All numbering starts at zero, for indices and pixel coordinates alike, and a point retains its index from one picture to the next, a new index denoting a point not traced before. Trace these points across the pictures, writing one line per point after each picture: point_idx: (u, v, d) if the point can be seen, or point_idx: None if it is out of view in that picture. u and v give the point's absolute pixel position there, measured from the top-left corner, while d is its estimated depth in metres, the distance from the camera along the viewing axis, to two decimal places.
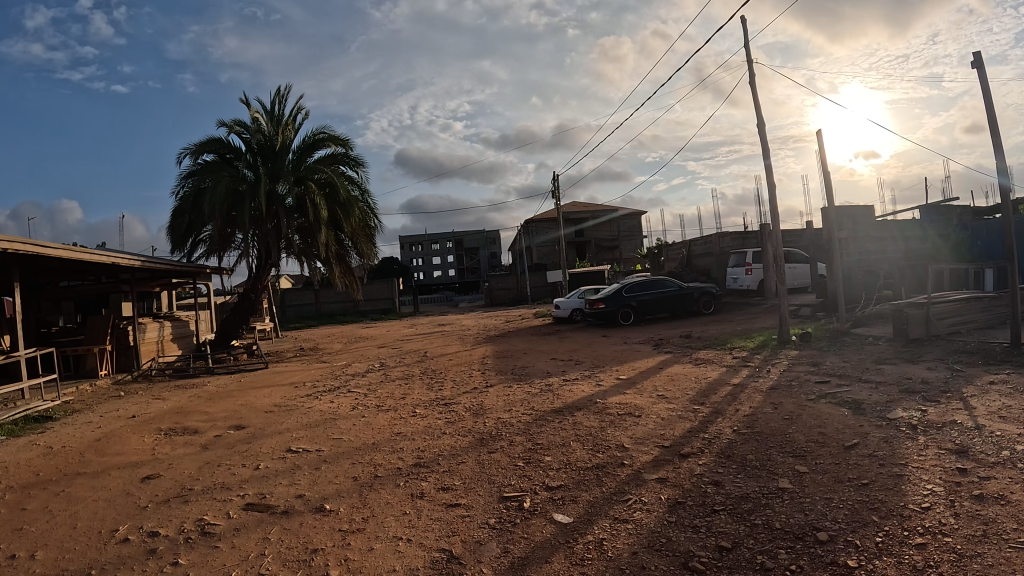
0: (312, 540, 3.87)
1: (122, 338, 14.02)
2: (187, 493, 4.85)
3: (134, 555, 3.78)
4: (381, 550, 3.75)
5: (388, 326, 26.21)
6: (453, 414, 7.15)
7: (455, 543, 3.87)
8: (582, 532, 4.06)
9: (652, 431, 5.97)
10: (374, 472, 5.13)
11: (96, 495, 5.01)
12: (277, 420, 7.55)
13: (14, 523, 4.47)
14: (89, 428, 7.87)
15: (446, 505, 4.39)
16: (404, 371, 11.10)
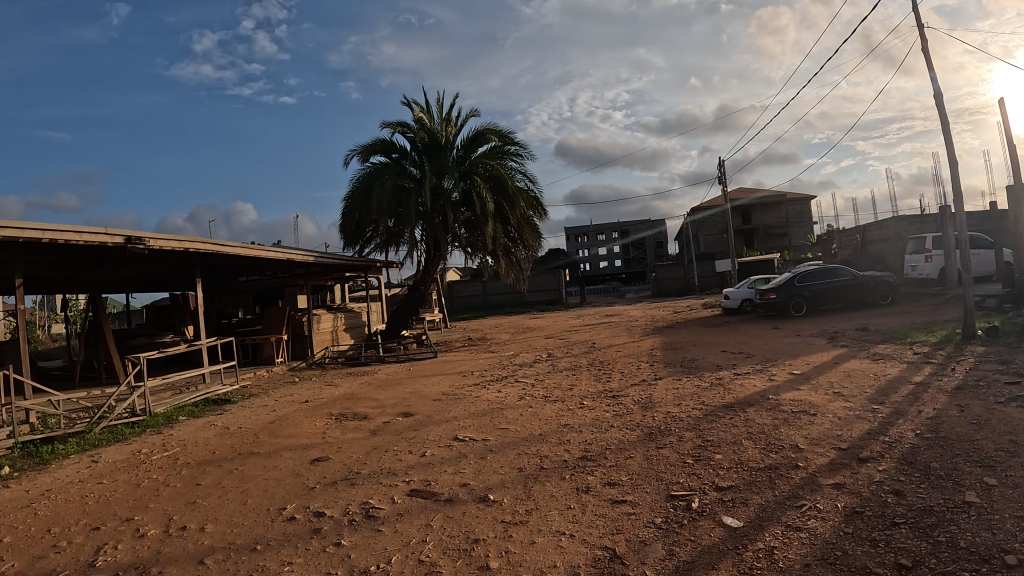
0: (475, 530, 3.75)
1: (299, 328, 14.75)
2: (354, 476, 4.89)
3: (300, 533, 3.79)
4: (544, 545, 3.58)
5: (554, 317, 26.06)
6: (622, 407, 6.94)
7: (619, 542, 3.65)
8: (753, 538, 3.74)
9: (828, 431, 5.51)
10: (541, 464, 4.98)
11: (267, 474, 5.14)
12: (445, 408, 7.58)
13: (191, 497, 4.70)
14: (267, 410, 8.31)
15: (611, 500, 4.19)
16: (572, 362, 10.97)
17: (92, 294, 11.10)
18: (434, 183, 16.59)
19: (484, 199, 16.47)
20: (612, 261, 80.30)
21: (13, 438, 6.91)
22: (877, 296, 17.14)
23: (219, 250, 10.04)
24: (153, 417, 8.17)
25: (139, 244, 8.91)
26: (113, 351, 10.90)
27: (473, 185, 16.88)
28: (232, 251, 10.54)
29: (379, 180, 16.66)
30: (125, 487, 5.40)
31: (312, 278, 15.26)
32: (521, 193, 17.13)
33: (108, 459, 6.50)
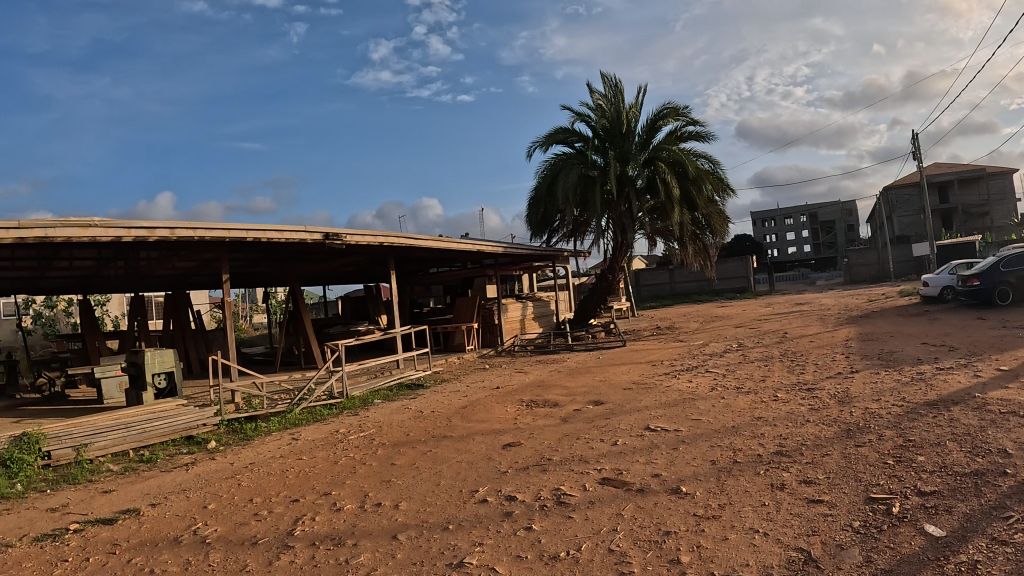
0: (666, 521, 4.02)
1: (489, 317, 15.58)
2: (545, 463, 5.72)
3: (492, 516, 4.54)
4: (736, 541, 3.68)
5: (746, 305, 25.30)
6: (817, 401, 6.77)
7: (814, 544, 3.58)
8: (956, 549, 3.42)
9: None
10: (733, 457, 5.28)
11: (460, 456, 6.51)
12: (635, 399, 7.98)
13: (388, 475, 6.14)
14: (459, 395, 9.27)
15: (807, 500, 4.19)
16: (764, 352, 10.73)
17: (294, 289, 11.08)
18: (618, 170, 16.57)
19: (670, 184, 16.26)
20: (802, 246, 76.99)
21: (223, 417, 8.37)
22: None
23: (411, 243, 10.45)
24: (348, 400, 9.49)
25: (337, 241, 9.54)
26: (315, 338, 11.02)
27: (658, 170, 16.73)
28: (430, 244, 10.99)
29: (563, 171, 16.90)
30: (323, 462, 7.02)
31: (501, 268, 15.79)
32: (707, 176, 16.81)
33: (305, 437, 8.00)
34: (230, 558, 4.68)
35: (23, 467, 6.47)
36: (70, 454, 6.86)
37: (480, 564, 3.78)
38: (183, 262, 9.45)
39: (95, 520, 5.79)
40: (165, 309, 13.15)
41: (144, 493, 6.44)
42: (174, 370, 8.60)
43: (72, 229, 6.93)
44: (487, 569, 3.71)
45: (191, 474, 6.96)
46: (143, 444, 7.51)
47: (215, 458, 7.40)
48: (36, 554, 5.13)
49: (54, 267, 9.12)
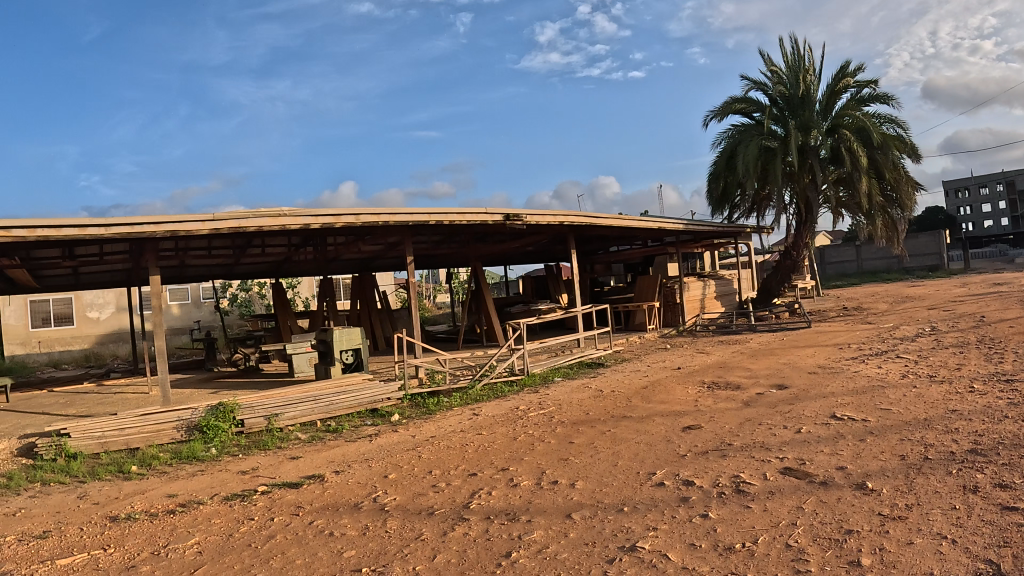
0: (849, 520, 4.26)
1: (670, 296, 15.66)
2: (724, 448, 5.95)
3: (669, 500, 5.16)
4: (922, 547, 3.77)
5: (946, 284, 23.27)
6: (1020, 394, 6.09)
7: (1005, 556, 3.51)
8: None
9: None
10: (925, 454, 5.05)
11: (637, 438, 6.66)
12: (822, 382, 7.60)
13: (566, 453, 6.62)
14: (640, 374, 9.22)
15: (1004, 508, 4.02)
16: (966, 336, 9.80)
17: (476, 268, 11.36)
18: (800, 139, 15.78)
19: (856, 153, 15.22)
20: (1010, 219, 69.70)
21: (406, 391, 8.73)
22: None
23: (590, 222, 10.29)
24: (529, 377, 9.59)
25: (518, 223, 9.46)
26: (496, 316, 11.05)
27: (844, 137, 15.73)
28: (608, 225, 10.89)
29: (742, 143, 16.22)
30: (503, 439, 7.35)
31: (682, 246, 15.47)
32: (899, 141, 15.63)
33: (486, 412, 8.27)
34: (408, 524, 5.40)
35: (218, 433, 7.13)
36: (261, 423, 7.46)
37: (651, 550, 4.37)
38: (370, 248, 10.04)
39: (283, 484, 6.36)
40: (354, 290, 14.02)
41: (328, 461, 6.96)
42: (361, 348, 8.92)
43: (262, 218, 7.49)
44: (658, 555, 4.29)
45: (374, 445, 7.47)
46: (331, 415, 8.00)
47: (396, 429, 7.88)
48: (225, 511, 5.66)
49: (250, 253, 9.95)
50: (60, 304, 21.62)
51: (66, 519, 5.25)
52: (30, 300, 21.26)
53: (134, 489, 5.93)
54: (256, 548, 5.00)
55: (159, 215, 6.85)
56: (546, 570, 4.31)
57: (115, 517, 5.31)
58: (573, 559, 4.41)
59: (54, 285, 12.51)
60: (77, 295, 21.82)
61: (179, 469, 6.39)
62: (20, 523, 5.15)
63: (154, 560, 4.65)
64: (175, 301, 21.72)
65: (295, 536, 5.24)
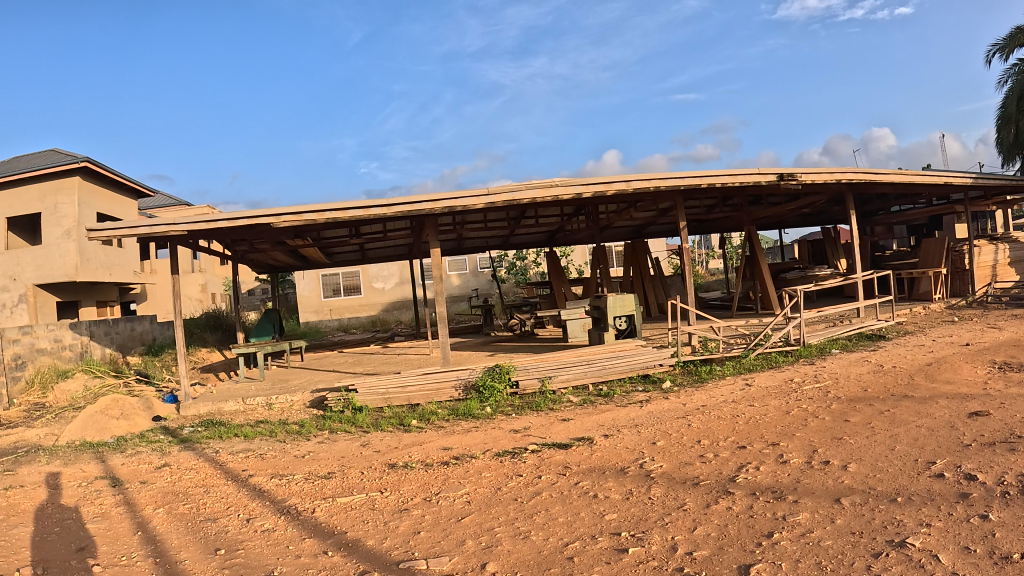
0: None
1: (958, 262, 13.77)
2: (1016, 440, 5.19)
3: (945, 494, 4.56)
4: None
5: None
6: None
7: None
8: None
9: None
10: None
11: (919, 421, 5.98)
12: None
13: (839, 432, 6.11)
14: (923, 350, 8.39)
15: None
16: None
17: (748, 232, 10.88)
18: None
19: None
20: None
21: (678, 358, 8.69)
22: None
23: (873, 180, 9.42)
24: (806, 348, 9.05)
25: (793, 184, 8.88)
26: (771, 282, 10.60)
27: None
28: (893, 184, 9.95)
29: None
30: (775, 412, 6.96)
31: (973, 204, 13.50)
32: None
33: (759, 383, 7.93)
34: (672, 493, 5.33)
35: (493, 392, 7.77)
36: (535, 385, 7.97)
37: (923, 549, 3.86)
38: (640, 215, 10.10)
39: (553, 444, 6.70)
40: (627, 257, 14.19)
41: (599, 424, 7.17)
42: (634, 314, 8.99)
43: (534, 190, 7.92)
44: (929, 555, 3.79)
45: (645, 411, 7.51)
46: (603, 378, 8.25)
47: (667, 397, 7.86)
48: (495, 466, 6.13)
49: (524, 223, 10.59)
50: (348, 278, 24.63)
51: (349, 464, 6.14)
52: (323, 274, 24.48)
53: (413, 440, 6.74)
54: (522, 503, 5.32)
55: (438, 193, 7.65)
56: (802, 559, 3.95)
57: (393, 464, 6.07)
58: (836, 549, 4.02)
59: (346, 260, 14.30)
60: (366, 269, 24.63)
61: (455, 425, 7.10)
62: (309, 464, 6.15)
63: (424, 505, 5.21)
64: (454, 272, 23.67)
65: (560, 494, 5.48)
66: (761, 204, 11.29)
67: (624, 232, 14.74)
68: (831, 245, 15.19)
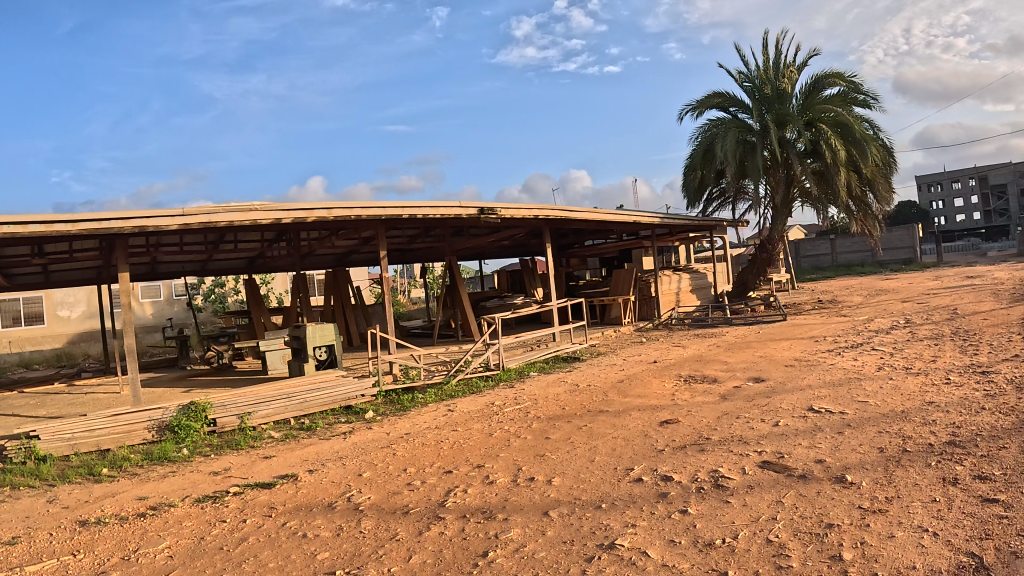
0: (830, 514, 4.38)
1: (645, 289, 15.86)
2: (703, 442, 6.06)
3: (647, 496, 5.13)
4: (903, 539, 3.90)
5: (911, 279, 24.73)
6: (996, 385, 6.69)
7: (989, 548, 3.64)
8: None
9: None
10: (903, 446, 5.32)
11: (614, 433, 6.69)
12: (797, 375, 8.12)
13: (542, 449, 6.56)
14: (616, 368, 9.45)
15: (983, 499, 4.23)
16: (934, 331, 10.60)
17: (449, 262, 11.27)
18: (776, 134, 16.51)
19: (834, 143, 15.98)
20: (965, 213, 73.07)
21: (380, 387, 8.71)
22: None
23: (566, 216, 10.37)
24: (504, 372, 9.65)
25: (492, 217, 9.43)
26: (470, 311, 11.10)
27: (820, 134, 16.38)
28: (584, 222, 11.07)
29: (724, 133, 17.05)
30: (477, 435, 7.27)
31: (660, 240, 15.70)
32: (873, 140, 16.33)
33: (461, 408, 8.23)
34: (383, 524, 5.25)
35: (190, 433, 7.09)
36: (234, 422, 7.42)
37: (631, 547, 4.32)
38: (345, 242, 10.01)
39: (256, 483, 6.25)
40: (328, 286, 13.84)
41: (302, 459, 6.85)
42: (336, 343, 8.88)
43: (233, 213, 7.41)
44: (638, 551, 4.24)
45: (348, 442, 7.36)
46: (303, 412, 7.96)
47: (371, 427, 7.79)
48: (197, 513, 5.54)
49: (223, 248, 9.93)
50: (30, 304, 20.89)
51: (35, 525, 5.16)
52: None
53: (105, 491, 5.86)
54: (229, 551, 4.84)
55: (128, 210, 6.81)
56: (520, 571, 4.18)
57: (84, 522, 5.21)
58: (551, 559, 4.32)
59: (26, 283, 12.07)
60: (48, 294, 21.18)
61: (150, 472, 6.32)
62: None
63: (125, 565, 4.56)
64: (147, 299, 21.23)
65: (268, 537, 5.10)
66: (462, 236, 11.86)
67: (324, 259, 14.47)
68: (528, 276, 16.41)
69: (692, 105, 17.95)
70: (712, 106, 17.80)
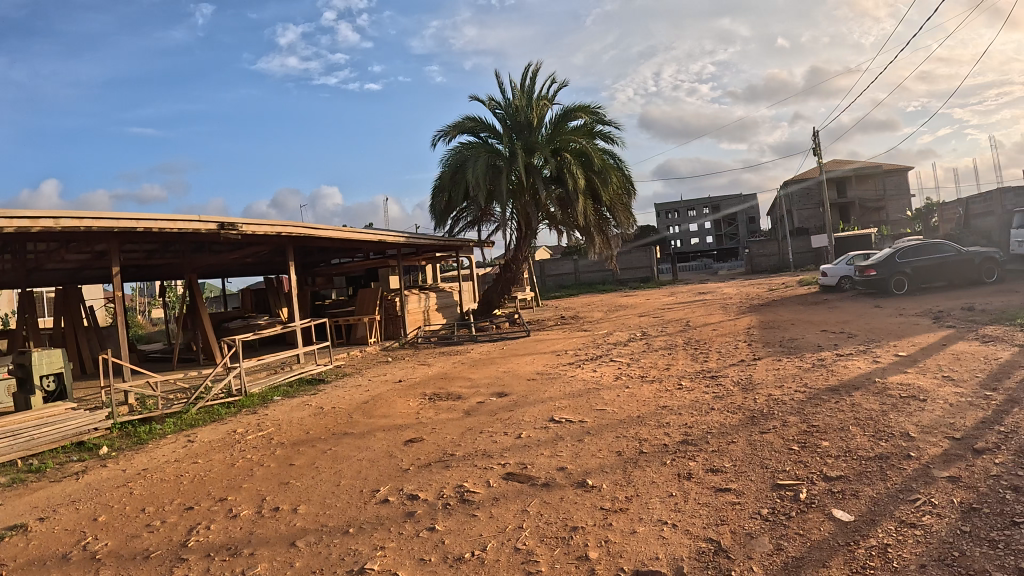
0: (573, 517, 4.30)
1: (390, 308, 16.13)
2: (448, 458, 5.78)
3: (394, 516, 4.54)
4: (644, 534, 4.00)
5: (643, 295, 27.49)
6: (721, 388, 7.69)
7: (723, 533, 3.94)
8: (865, 534, 3.85)
9: (946, 416, 5.83)
10: (639, 448, 5.67)
11: (359, 455, 6.15)
12: (538, 389, 8.62)
13: (285, 476, 5.67)
14: (359, 391, 9.46)
15: (715, 490, 4.61)
16: (665, 342, 11.95)
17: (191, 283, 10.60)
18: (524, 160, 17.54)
19: (575, 174, 17.38)
20: (702, 238, 84.16)
21: (117, 420, 7.97)
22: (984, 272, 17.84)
23: None
24: (247, 398, 9.23)
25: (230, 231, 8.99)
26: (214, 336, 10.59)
27: (563, 162, 17.65)
28: None
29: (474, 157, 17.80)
30: (219, 466, 6.35)
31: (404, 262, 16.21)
32: (611, 169, 18.00)
33: (202, 438, 7.50)
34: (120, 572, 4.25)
35: None
36: None
37: (381, 570, 3.77)
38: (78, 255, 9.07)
39: None
40: (56, 305, 12.77)
41: (31, 507, 5.81)
42: (63, 372, 8.28)
43: None
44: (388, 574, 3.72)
45: (81, 483, 6.36)
46: (31, 452, 7.00)
47: (107, 464, 6.89)
48: None
49: None
50: None
51: None
52: None
53: None
54: None
55: None
56: None
57: None
58: None
59: None
60: None
61: None
62: None
63: None
64: None
65: None
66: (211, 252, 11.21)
67: (54, 276, 13.32)
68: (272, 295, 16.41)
69: (444, 129, 18.44)
70: (464, 131, 18.42)
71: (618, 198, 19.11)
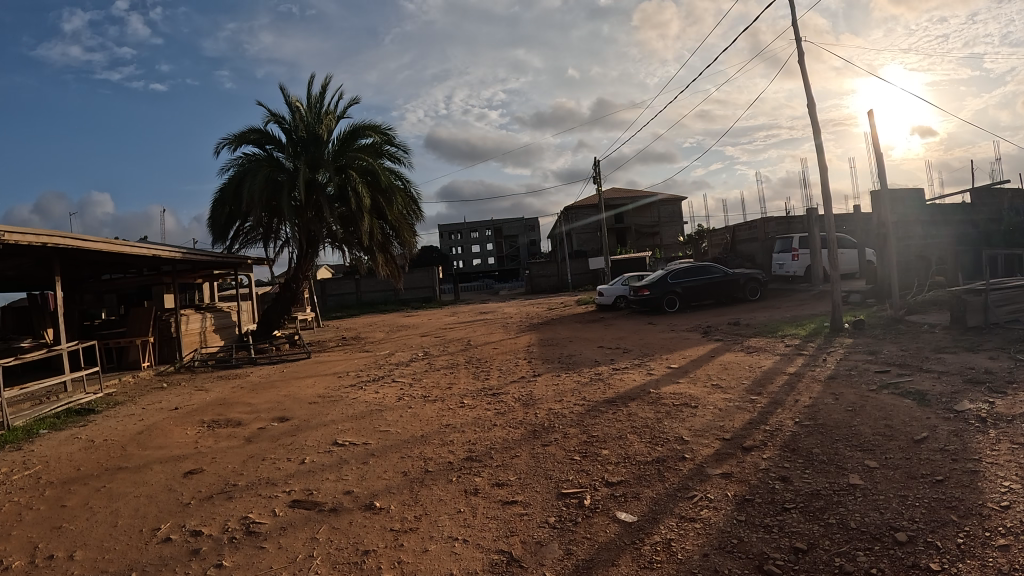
0: (365, 541, 4.28)
1: (166, 330, 15.43)
2: (229, 489, 5.59)
3: (177, 555, 4.33)
4: (438, 551, 4.06)
5: (427, 315, 27.98)
6: (502, 405, 7.99)
7: (515, 544, 4.08)
8: (648, 531, 4.13)
9: (710, 423, 6.39)
10: (426, 467, 5.75)
11: (137, 491, 5.79)
12: (321, 412, 8.53)
13: (56, 520, 5.22)
14: (134, 421, 8.93)
15: (502, 503, 4.76)
16: (449, 361, 12.27)
17: None
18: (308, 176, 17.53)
19: (360, 193, 17.55)
20: (484, 258, 86.69)
21: None
22: (745, 291, 19.93)
23: None
24: (11, 431, 8.37)
25: None
26: None
27: (348, 180, 17.80)
28: None
29: (255, 170, 17.53)
30: None
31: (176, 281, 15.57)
32: (396, 190, 18.46)
33: None
34: None
35: None
36: None
37: None
38: None
39: None
40: None
41: None
42: None
43: None
44: None
45: None
46: None
47: None
48: None
49: None
50: None
51: None
52: None
53: None
54: None
55: None
56: None
57: None
58: None
59: None
60: None
61: None
62: None
63: None
64: None
65: None
66: None
67: None
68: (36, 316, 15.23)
69: (228, 138, 17.90)
70: (250, 142, 17.98)
71: (403, 219, 19.50)
